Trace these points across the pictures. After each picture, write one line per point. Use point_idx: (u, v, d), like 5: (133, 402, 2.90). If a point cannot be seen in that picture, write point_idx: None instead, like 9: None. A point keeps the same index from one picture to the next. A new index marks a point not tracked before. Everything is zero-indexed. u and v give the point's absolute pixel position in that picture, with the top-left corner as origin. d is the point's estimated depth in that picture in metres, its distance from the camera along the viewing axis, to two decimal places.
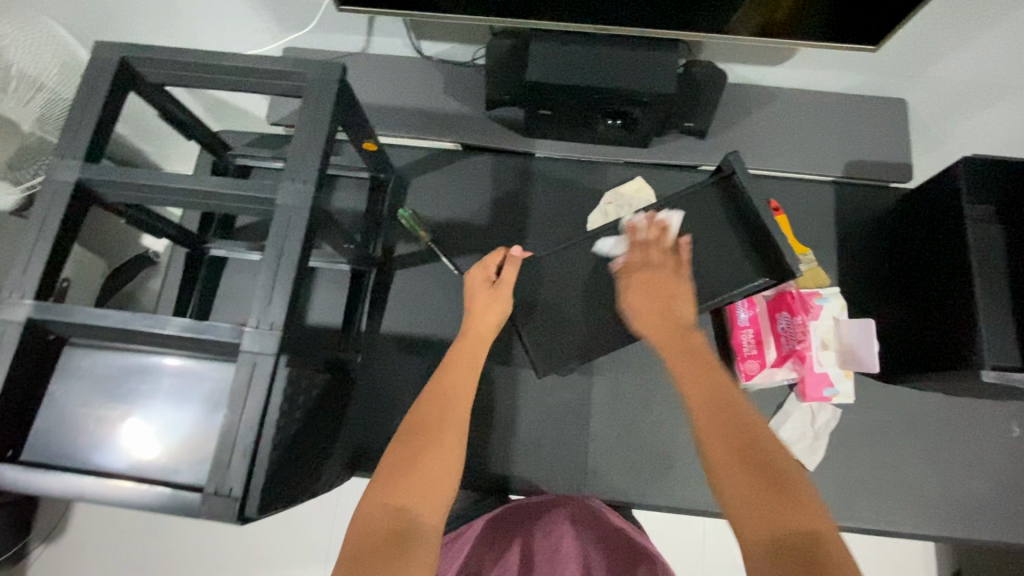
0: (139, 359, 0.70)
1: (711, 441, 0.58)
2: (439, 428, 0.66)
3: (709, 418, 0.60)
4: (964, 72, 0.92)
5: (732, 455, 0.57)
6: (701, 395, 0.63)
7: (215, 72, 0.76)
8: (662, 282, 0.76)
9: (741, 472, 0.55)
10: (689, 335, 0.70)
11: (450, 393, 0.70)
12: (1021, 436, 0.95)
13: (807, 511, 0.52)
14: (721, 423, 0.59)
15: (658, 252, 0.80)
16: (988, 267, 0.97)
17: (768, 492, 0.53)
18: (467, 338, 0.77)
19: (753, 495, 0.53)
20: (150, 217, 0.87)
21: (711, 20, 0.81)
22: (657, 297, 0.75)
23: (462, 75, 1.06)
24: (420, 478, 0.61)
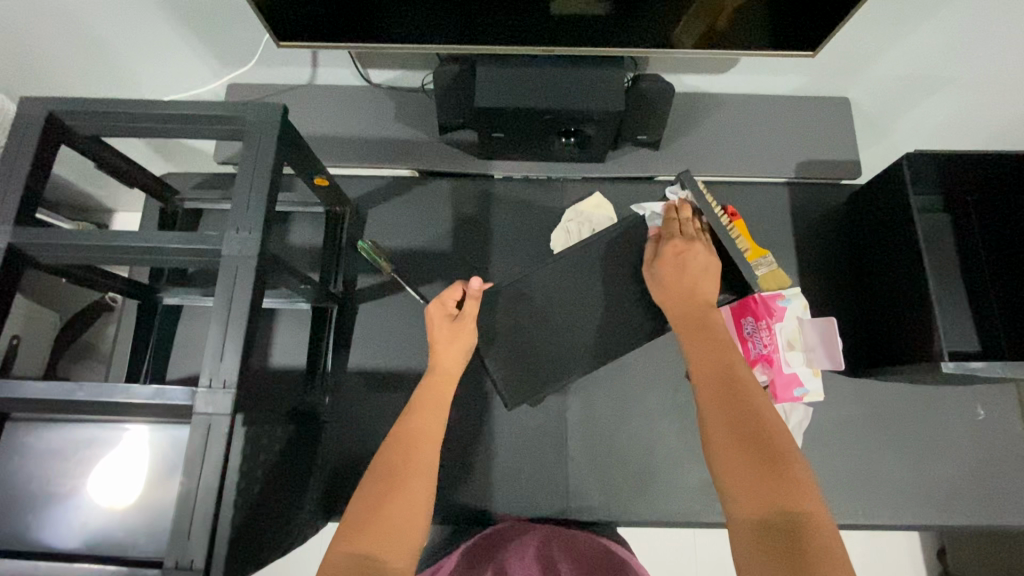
0: (88, 430, 0.67)
1: (715, 420, 0.60)
2: (405, 470, 0.65)
3: (715, 395, 0.62)
4: (900, 68, 0.95)
5: (732, 436, 0.58)
6: (706, 377, 0.64)
7: (150, 121, 0.73)
8: (691, 259, 0.77)
9: (741, 451, 0.56)
10: (705, 315, 0.72)
11: (417, 433, 0.69)
12: (986, 417, 0.98)
13: (798, 492, 0.53)
14: (725, 399, 0.61)
15: (693, 229, 0.82)
16: (940, 257, 1.00)
17: (763, 470, 0.54)
18: (434, 374, 0.77)
19: (749, 471, 0.55)
20: (93, 274, 0.83)
21: (653, 35, 0.82)
22: (683, 271, 0.76)
23: (413, 101, 1.05)
24: (387, 525, 0.59)
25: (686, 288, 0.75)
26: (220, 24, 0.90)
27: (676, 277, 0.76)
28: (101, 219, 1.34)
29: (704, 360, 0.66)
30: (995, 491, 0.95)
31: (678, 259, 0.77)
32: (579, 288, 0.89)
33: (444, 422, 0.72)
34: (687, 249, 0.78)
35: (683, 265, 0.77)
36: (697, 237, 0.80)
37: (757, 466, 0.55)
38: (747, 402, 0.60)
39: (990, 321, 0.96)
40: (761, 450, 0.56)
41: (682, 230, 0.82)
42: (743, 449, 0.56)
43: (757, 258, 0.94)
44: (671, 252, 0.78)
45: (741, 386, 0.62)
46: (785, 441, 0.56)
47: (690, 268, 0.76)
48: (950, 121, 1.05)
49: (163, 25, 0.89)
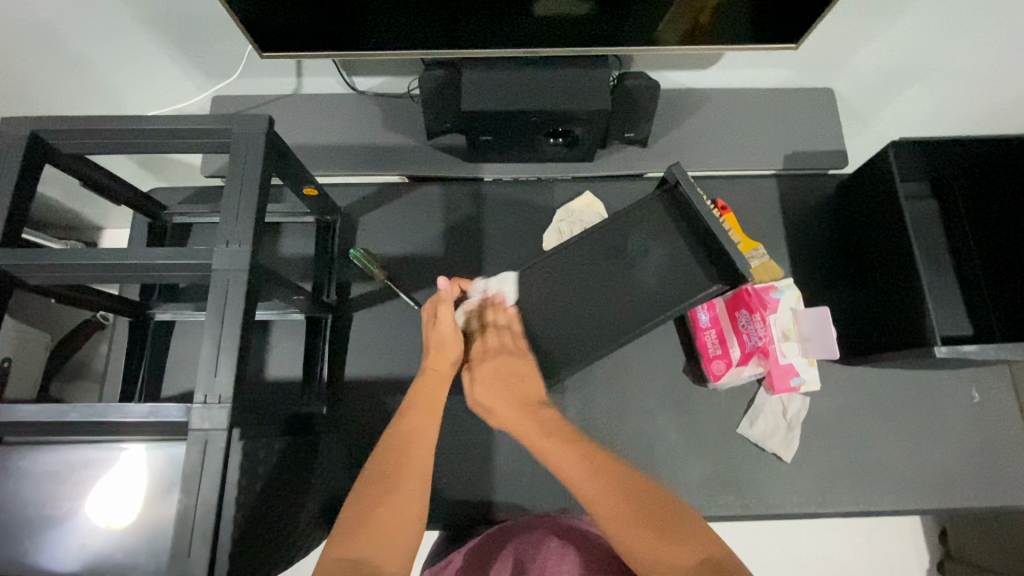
0: (82, 451, 0.66)
1: (594, 502, 0.61)
2: (400, 474, 0.65)
3: (586, 483, 0.63)
4: (882, 58, 0.95)
5: (624, 513, 0.59)
6: (575, 465, 0.65)
7: (135, 137, 0.73)
8: (510, 372, 0.78)
9: (631, 524, 0.58)
10: (540, 412, 0.73)
11: (411, 437, 0.69)
12: (981, 400, 0.99)
13: (696, 544, 0.56)
14: (604, 485, 0.62)
15: (497, 332, 0.83)
16: (930, 243, 1.00)
17: (658, 534, 0.57)
18: (428, 378, 0.77)
19: (651, 540, 0.56)
20: (84, 293, 0.83)
21: (638, 34, 0.82)
22: (509, 382, 0.76)
23: (400, 107, 1.05)
24: (377, 531, 0.59)
25: (516, 396, 0.75)
26: (202, 36, 0.89)
27: (499, 390, 0.76)
28: (90, 236, 1.33)
29: (560, 454, 0.67)
30: (992, 474, 0.96)
31: (500, 375, 0.77)
32: (571, 287, 0.89)
33: (437, 427, 0.72)
34: (501, 362, 0.78)
35: (508, 379, 0.77)
36: (513, 343, 0.82)
37: (654, 530, 0.57)
38: (624, 479, 0.63)
39: (981, 305, 0.97)
40: (653, 518, 0.58)
41: (489, 341, 0.81)
42: (635, 520, 0.58)
43: (750, 251, 0.98)
44: (490, 371, 0.77)
45: (607, 465, 0.64)
46: (664, 503, 0.60)
47: (509, 380, 0.77)
48: (934, 108, 1.06)
49: (145, 40, 0.89)
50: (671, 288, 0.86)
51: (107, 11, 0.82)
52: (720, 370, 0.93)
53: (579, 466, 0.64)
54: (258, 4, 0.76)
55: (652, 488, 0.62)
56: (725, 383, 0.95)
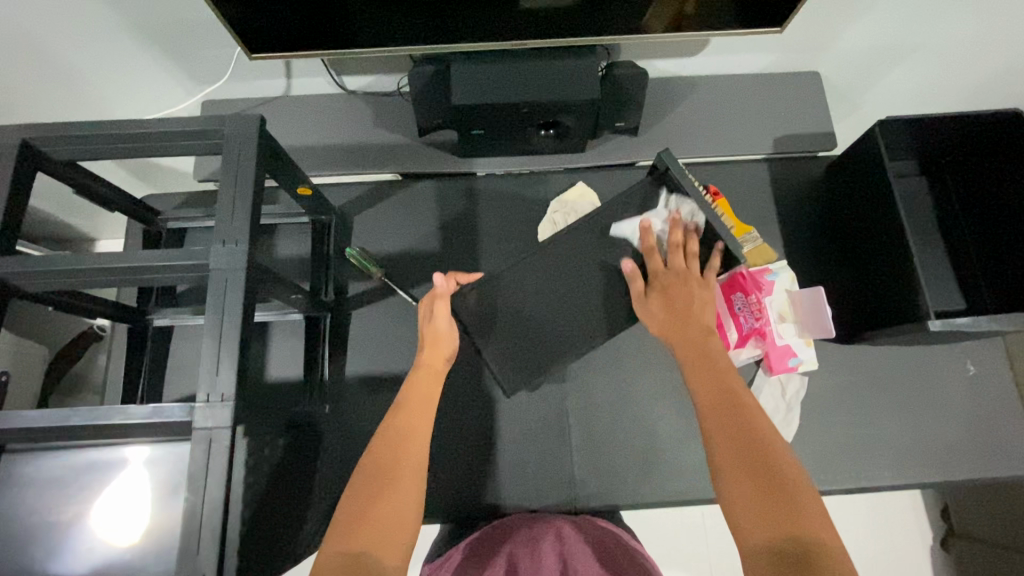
0: (86, 455, 0.66)
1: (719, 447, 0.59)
2: (396, 467, 0.64)
3: (722, 436, 0.59)
4: (866, 39, 0.97)
5: (741, 471, 0.55)
6: (713, 399, 0.64)
7: (126, 141, 0.73)
8: (678, 292, 0.78)
9: (744, 478, 0.55)
10: (708, 347, 0.71)
11: (404, 430, 0.68)
12: (977, 372, 1.00)
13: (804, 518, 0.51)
14: (735, 436, 0.58)
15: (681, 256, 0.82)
16: (920, 220, 1.02)
17: (766, 493, 0.53)
18: (423, 369, 0.78)
19: (756, 498, 0.53)
20: (81, 300, 0.83)
21: (624, 23, 0.83)
22: (681, 307, 0.77)
23: (390, 105, 1.06)
24: (377, 525, 0.59)
25: (676, 316, 0.76)
26: (190, 40, 0.89)
27: (665, 305, 0.78)
28: (84, 247, 1.33)
29: (707, 384, 0.67)
30: (992, 446, 0.97)
31: (672, 295, 0.79)
32: (567, 275, 0.88)
33: (431, 418, 0.71)
34: (675, 284, 0.79)
35: (678, 300, 0.78)
36: (688, 272, 0.80)
37: (766, 492, 0.53)
38: (759, 438, 0.58)
39: (972, 279, 0.98)
40: (766, 479, 0.54)
41: (670, 262, 0.82)
42: (748, 476, 0.55)
43: (744, 235, 0.98)
44: (665, 291, 0.79)
45: (749, 414, 0.60)
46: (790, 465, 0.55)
47: (681, 299, 0.78)
48: (918, 86, 1.07)
49: (133, 46, 0.89)
50: None
51: (93, 18, 0.82)
52: None
53: (717, 410, 0.62)
54: (245, 6, 0.76)
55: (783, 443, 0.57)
56: None
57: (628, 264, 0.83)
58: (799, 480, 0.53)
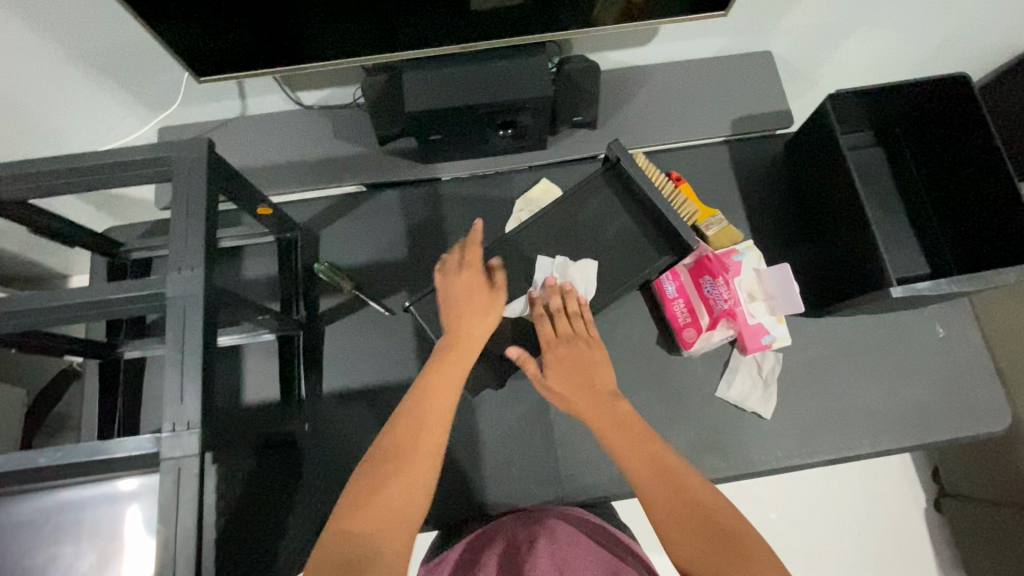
0: (55, 496, 0.65)
1: (662, 520, 0.66)
2: (410, 451, 0.66)
3: (663, 509, 0.66)
4: (813, 17, 0.97)
5: (686, 533, 0.64)
6: (646, 471, 0.70)
7: (71, 176, 0.72)
8: (580, 358, 0.84)
9: (692, 537, 0.63)
10: (620, 415, 0.78)
11: (420, 416, 0.70)
12: (947, 334, 1.02)
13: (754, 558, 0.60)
14: (671, 506, 0.66)
15: (564, 326, 0.87)
16: (880, 190, 1.04)
17: (713, 546, 0.62)
18: (463, 337, 0.80)
19: (711, 557, 0.61)
20: (46, 338, 0.82)
21: (575, 18, 0.83)
22: (578, 372, 0.83)
23: (349, 117, 1.05)
24: (384, 507, 0.62)
25: (591, 387, 0.82)
26: (138, 68, 0.89)
27: (570, 378, 0.84)
28: (57, 283, 1.32)
29: (634, 453, 0.73)
30: (967, 406, 0.98)
31: (571, 366, 0.84)
32: (527, 270, 0.94)
33: (454, 406, 0.72)
34: (573, 353, 0.85)
35: (575, 372, 0.84)
36: (577, 338, 0.86)
37: (714, 547, 0.62)
38: (681, 488, 0.68)
39: (932, 243, 1.00)
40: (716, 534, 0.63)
41: (555, 331, 0.86)
42: (697, 538, 0.63)
43: (708, 218, 1.01)
44: (560, 363, 0.84)
45: (680, 484, 0.68)
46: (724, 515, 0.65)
47: (580, 368, 0.84)
48: (869, 56, 1.08)
49: (79, 79, 0.88)
50: (622, 265, 0.94)
51: (33, 55, 0.81)
52: (692, 338, 0.95)
53: (647, 476, 0.70)
54: (185, 31, 0.75)
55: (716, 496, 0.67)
56: (697, 350, 0.97)
57: (514, 352, 0.87)
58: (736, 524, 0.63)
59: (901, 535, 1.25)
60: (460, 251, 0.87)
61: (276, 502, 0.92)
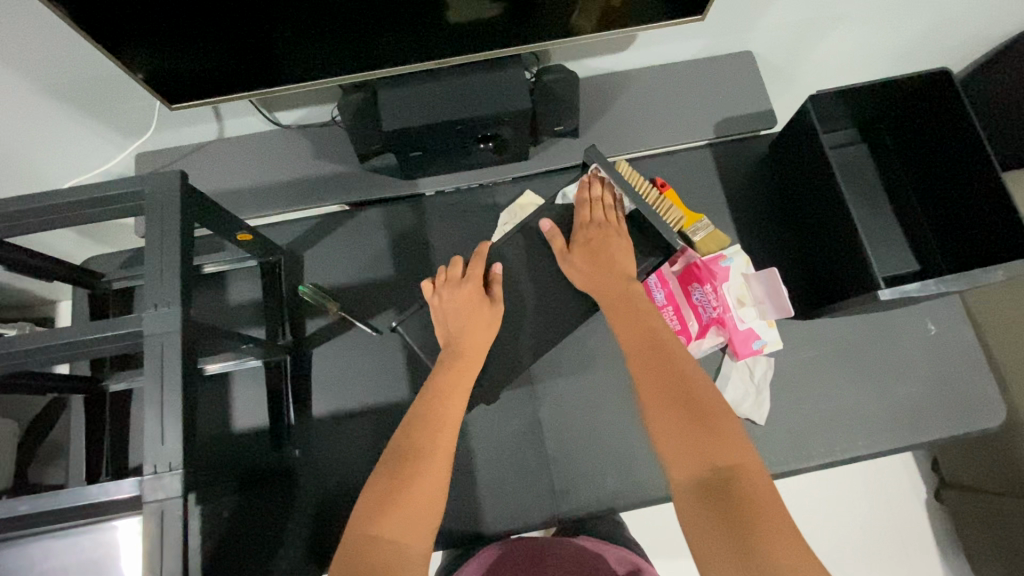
0: (38, 543, 0.64)
1: (648, 390, 0.69)
2: (428, 450, 0.71)
3: (650, 380, 0.70)
4: (791, 15, 0.96)
5: (668, 407, 0.66)
6: (642, 351, 0.75)
7: (41, 214, 0.70)
8: (605, 244, 0.89)
9: (671, 412, 0.66)
10: (629, 295, 0.83)
11: (435, 420, 0.75)
12: (938, 330, 1.02)
13: (726, 441, 0.61)
14: (660, 378, 0.70)
15: (599, 213, 0.92)
16: (865, 187, 1.03)
17: (690, 422, 0.64)
18: (465, 349, 0.84)
19: (684, 431, 0.64)
20: (28, 377, 0.81)
21: (551, 29, 0.82)
22: (601, 253, 0.88)
23: (328, 135, 1.04)
24: (411, 505, 0.65)
25: (609, 270, 0.86)
26: (113, 98, 0.88)
27: (590, 260, 0.87)
28: (46, 310, 1.29)
29: (636, 334, 0.77)
30: (961, 402, 0.98)
31: (594, 248, 0.88)
32: (511, 284, 0.93)
33: (464, 410, 0.78)
34: (600, 237, 0.89)
35: (598, 248, 0.88)
36: (608, 221, 0.91)
37: (690, 424, 0.64)
38: (674, 365, 0.71)
39: (920, 239, 1.00)
40: (695, 409, 0.65)
41: (590, 215, 0.92)
42: (676, 412, 0.65)
43: (694, 224, 1.00)
44: (588, 244, 0.89)
45: (674, 361, 0.72)
46: (710, 397, 0.66)
47: (603, 251, 0.88)
48: (850, 52, 1.08)
49: (52, 114, 0.87)
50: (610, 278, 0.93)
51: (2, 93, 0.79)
52: None
53: (645, 352, 0.74)
54: (153, 61, 0.74)
55: (706, 380, 0.69)
56: None
57: (547, 224, 0.93)
58: (716, 407, 0.65)
59: (903, 529, 1.25)
60: (460, 266, 0.91)
61: (271, 530, 0.92)
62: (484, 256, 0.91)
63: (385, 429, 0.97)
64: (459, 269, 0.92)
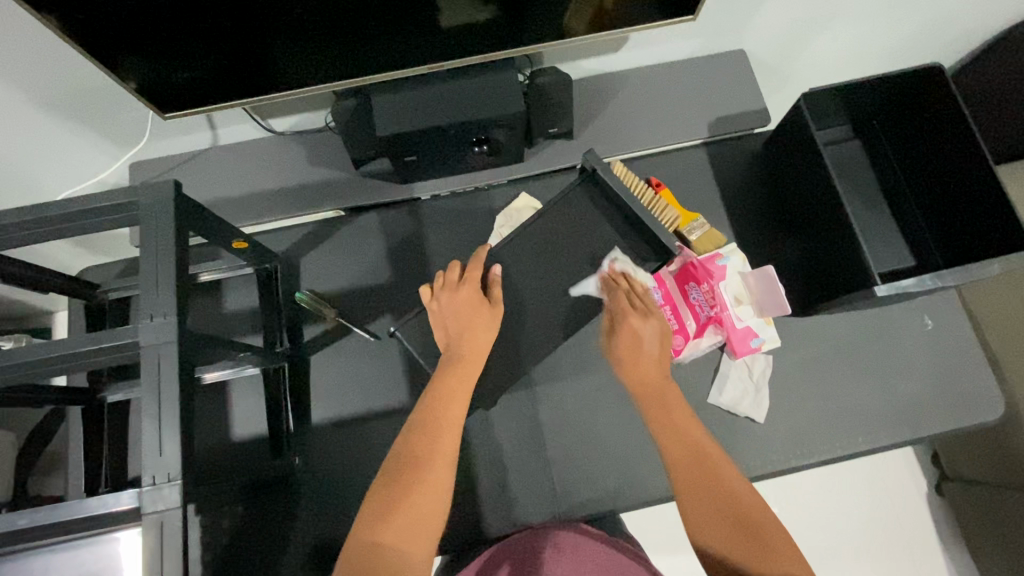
0: (37, 557, 0.64)
1: (696, 506, 0.69)
2: (429, 456, 0.71)
3: (700, 501, 0.69)
4: (783, 13, 0.97)
5: (721, 525, 0.67)
6: (683, 459, 0.74)
7: (35, 226, 0.70)
8: (651, 335, 0.88)
9: (725, 531, 0.66)
10: (666, 394, 0.82)
11: (437, 426, 0.75)
12: (935, 325, 1.02)
13: (786, 557, 0.62)
14: (707, 492, 0.70)
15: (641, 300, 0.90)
16: (860, 184, 1.04)
17: (747, 542, 0.64)
18: (465, 352, 0.84)
19: (742, 552, 0.64)
20: (26, 389, 0.81)
21: (543, 31, 0.82)
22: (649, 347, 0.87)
23: (322, 141, 1.04)
24: (413, 512, 0.65)
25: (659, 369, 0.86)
26: (105, 109, 0.88)
27: (643, 358, 0.87)
28: (42, 322, 1.29)
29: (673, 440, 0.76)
30: (960, 396, 0.98)
31: (644, 343, 0.88)
32: (509, 288, 0.93)
33: (465, 415, 0.78)
34: (645, 328, 0.88)
35: (648, 341, 0.88)
36: (648, 309, 0.90)
37: (748, 544, 0.64)
38: (717, 475, 0.71)
39: (917, 234, 1.00)
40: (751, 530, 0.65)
41: (630, 305, 0.90)
42: (730, 530, 0.66)
43: (690, 223, 1.00)
44: (636, 339, 0.88)
45: (713, 470, 0.72)
46: (759, 513, 0.67)
47: (653, 343, 0.88)
48: (843, 48, 1.08)
49: (46, 127, 0.87)
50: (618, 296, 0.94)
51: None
52: (680, 345, 0.94)
53: (686, 460, 0.74)
54: (145, 71, 0.73)
55: (751, 493, 0.70)
56: (685, 357, 0.96)
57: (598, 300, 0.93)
58: (768, 523, 0.66)
59: (905, 524, 1.25)
60: (458, 269, 0.90)
61: (271, 538, 0.92)
62: (482, 259, 0.91)
63: (385, 434, 0.96)
64: (458, 272, 0.91)
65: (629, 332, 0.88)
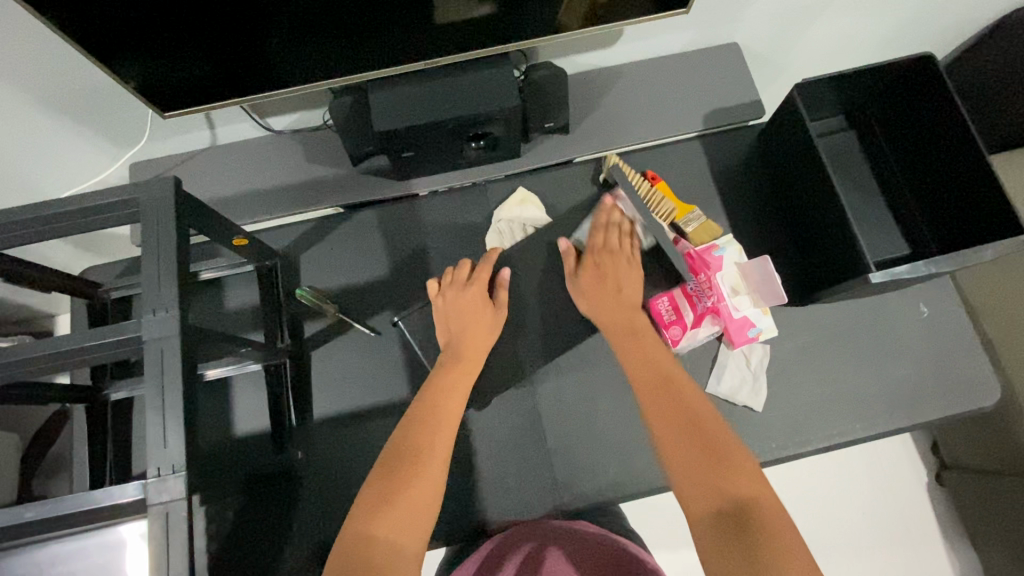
0: (44, 551, 0.65)
1: (661, 422, 0.74)
2: (426, 451, 0.72)
3: (663, 417, 0.75)
4: (774, 5, 0.97)
5: (681, 439, 0.71)
6: (653, 385, 0.80)
7: (37, 225, 0.71)
8: (614, 275, 0.96)
9: (684, 445, 0.70)
10: (645, 344, 0.87)
11: (434, 420, 0.76)
12: (931, 312, 1.02)
13: (738, 473, 0.65)
14: (674, 413, 0.75)
15: (617, 238, 0.99)
16: (854, 173, 1.04)
17: (703, 456, 0.68)
18: (466, 350, 0.87)
19: (697, 463, 0.68)
20: (30, 387, 0.82)
21: (537, 26, 0.83)
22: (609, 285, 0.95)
23: (319, 139, 1.05)
24: (407, 506, 0.66)
25: (614, 305, 0.93)
26: (105, 108, 0.89)
27: (600, 290, 0.95)
28: (44, 326, 1.30)
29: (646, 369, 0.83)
30: (956, 382, 0.99)
31: (604, 280, 0.96)
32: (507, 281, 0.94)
33: (461, 410, 0.80)
34: (613, 265, 0.97)
35: (608, 277, 0.96)
36: (622, 250, 0.98)
37: (704, 458, 0.68)
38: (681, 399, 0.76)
39: (911, 222, 1.01)
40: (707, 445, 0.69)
41: (606, 241, 0.99)
42: (687, 444, 0.70)
43: (686, 215, 1.02)
44: (601, 273, 0.96)
45: (679, 396, 0.77)
46: (720, 435, 0.71)
47: (610, 283, 0.96)
48: (834, 39, 1.09)
49: (48, 127, 0.88)
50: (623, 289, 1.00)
51: None
52: (678, 335, 0.95)
53: (657, 384, 0.80)
54: (142, 71, 0.74)
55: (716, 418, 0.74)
56: (683, 348, 0.96)
57: (565, 243, 0.99)
58: (726, 444, 0.69)
59: (905, 512, 1.26)
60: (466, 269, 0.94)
61: (274, 531, 0.92)
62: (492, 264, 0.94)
63: (386, 428, 0.97)
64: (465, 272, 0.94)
65: (599, 266, 0.96)
